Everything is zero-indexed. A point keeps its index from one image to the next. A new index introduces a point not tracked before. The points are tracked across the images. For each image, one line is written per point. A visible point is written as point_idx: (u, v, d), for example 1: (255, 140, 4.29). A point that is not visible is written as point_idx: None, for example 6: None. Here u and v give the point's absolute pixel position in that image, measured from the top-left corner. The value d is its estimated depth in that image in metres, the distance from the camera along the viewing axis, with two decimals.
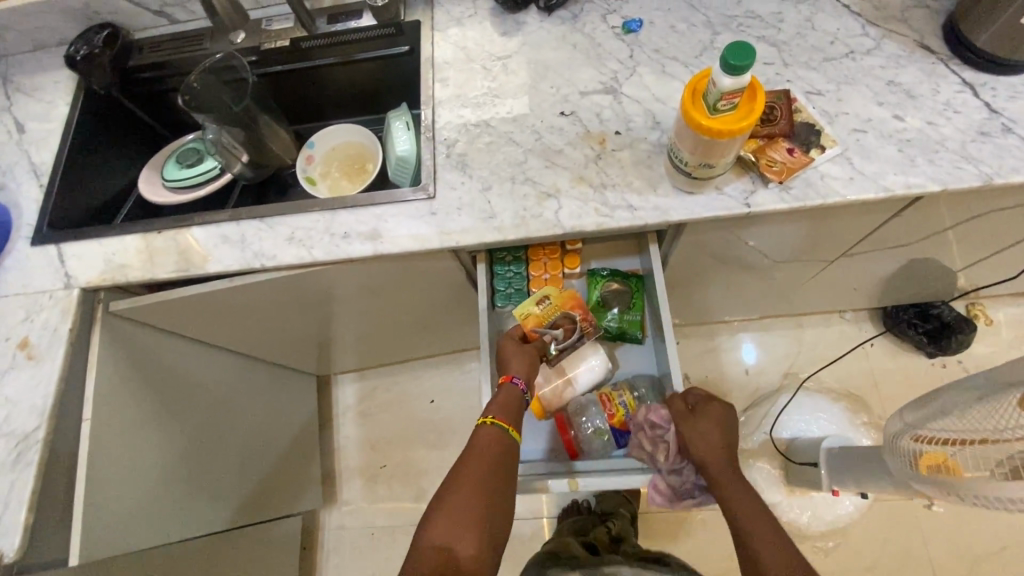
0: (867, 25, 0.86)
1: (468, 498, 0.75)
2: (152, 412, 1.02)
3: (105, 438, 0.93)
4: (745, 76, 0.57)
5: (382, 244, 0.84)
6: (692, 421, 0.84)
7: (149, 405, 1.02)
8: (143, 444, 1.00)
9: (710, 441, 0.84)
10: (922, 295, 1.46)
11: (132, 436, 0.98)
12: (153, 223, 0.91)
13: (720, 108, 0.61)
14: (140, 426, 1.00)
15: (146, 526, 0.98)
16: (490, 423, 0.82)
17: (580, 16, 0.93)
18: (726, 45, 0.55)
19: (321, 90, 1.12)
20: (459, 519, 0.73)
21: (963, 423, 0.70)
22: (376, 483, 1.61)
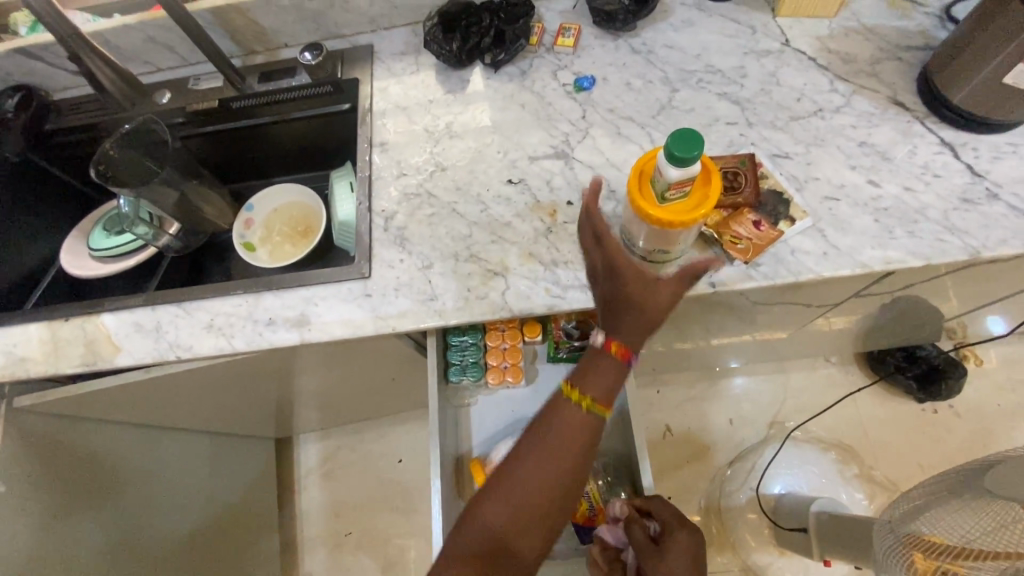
0: (835, 80, 0.80)
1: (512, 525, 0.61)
2: (65, 514, 0.93)
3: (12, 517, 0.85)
4: (694, 165, 0.50)
5: (310, 332, 0.75)
6: (645, 548, 0.71)
7: (60, 507, 0.92)
8: (60, 546, 0.91)
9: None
10: (909, 339, 1.39)
11: (43, 539, 0.89)
12: (60, 308, 0.82)
13: (669, 195, 0.54)
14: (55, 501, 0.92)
15: None
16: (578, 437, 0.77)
17: (529, 72, 0.86)
18: (672, 133, 0.49)
19: (261, 148, 1.04)
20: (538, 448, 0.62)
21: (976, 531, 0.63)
22: (340, 553, 1.49)
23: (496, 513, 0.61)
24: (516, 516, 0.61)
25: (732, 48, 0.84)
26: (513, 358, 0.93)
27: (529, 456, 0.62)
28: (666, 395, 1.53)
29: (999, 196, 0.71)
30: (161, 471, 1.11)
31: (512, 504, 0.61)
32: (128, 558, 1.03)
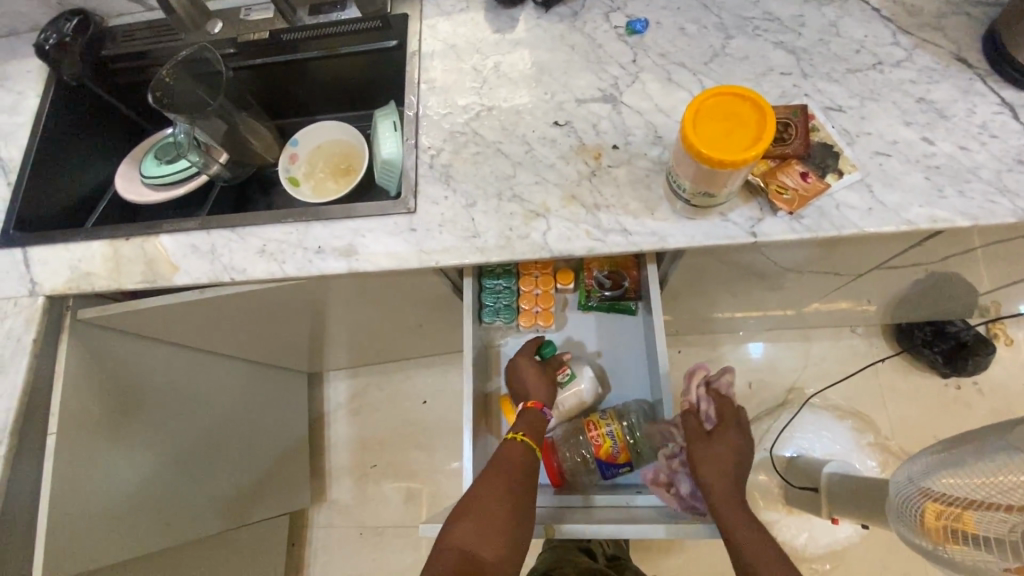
0: (897, 33, 0.77)
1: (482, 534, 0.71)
2: (115, 427, 0.98)
3: (72, 426, 0.90)
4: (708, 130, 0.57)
5: (357, 262, 0.78)
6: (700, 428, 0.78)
7: (109, 422, 0.97)
8: (118, 451, 0.99)
9: (711, 454, 0.76)
10: (939, 313, 1.38)
11: (103, 445, 0.96)
12: (121, 228, 0.86)
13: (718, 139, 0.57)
14: (103, 415, 0.96)
15: (121, 496, 0.99)
16: (518, 439, 0.81)
17: (581, 13, 0.85)
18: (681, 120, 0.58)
19: (307, 83, 1.05)
20: (490, 494, 0.74)
21: (987, 485, 0.65)
22: (366, 483, 1.58)
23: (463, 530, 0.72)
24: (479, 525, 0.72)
25: None
26: (544, 303, 0.96)
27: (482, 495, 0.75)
28: (687, 356, 1.55)
29: None
30: (202, 392, 1.17)
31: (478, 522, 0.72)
32: (172, 468, 1.11)
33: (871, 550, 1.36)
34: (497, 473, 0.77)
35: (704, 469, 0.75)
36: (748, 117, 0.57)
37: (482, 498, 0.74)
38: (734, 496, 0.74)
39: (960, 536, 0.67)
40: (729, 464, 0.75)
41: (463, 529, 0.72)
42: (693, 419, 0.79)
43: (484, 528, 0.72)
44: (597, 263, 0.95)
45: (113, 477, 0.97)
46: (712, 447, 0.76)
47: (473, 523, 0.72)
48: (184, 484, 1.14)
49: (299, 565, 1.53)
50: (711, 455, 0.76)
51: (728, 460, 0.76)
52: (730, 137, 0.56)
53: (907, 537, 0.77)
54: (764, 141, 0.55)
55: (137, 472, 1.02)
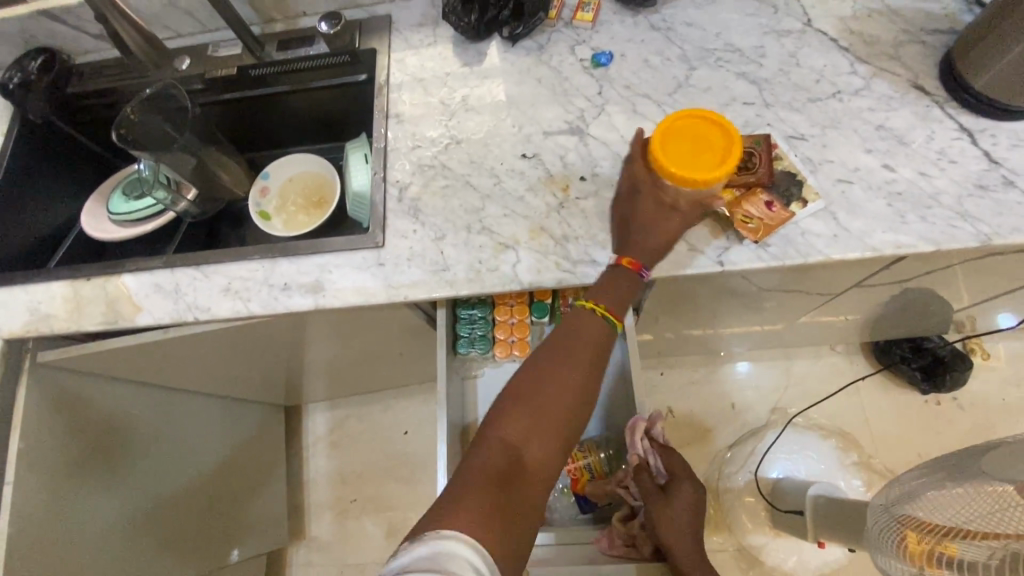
0: (855, 63, 0.79)
1: (533, 427, 0.61)
2: (80, 462, 0.95)
3: (30, 478, 0.87)
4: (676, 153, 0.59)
5: (324, 298, 0.77)
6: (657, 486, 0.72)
7: (76, 454, 0.94)
8: (79, 498, 0.94)
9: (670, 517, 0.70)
10: (916, 330, 1.39)
11: (58, 491, 0.91)
12: (82, 268, 0.84)
13: (687, 159, 0.59)
14: (66, 456, 0.92)
15: (84, 542, 0.95)
16: (600, 313, 0.67)
17: (547, 47, 0.86)
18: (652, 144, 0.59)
19: (277, 116, 1.05)
20: (550, 355, 0.65)
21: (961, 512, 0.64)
22: (346, 518, 1.53)
23: (515, 425, 0.61)
24: (535, 423, 0.62)
25: (752, 27, 0.83)
26: (520, 332, 0.95)
27: (534, 389, 0.63)
28: (670, 377, 1.54)
29: (1015, 183, 0.70)
30: (172, 435, 1.13)
31: (525, 421, 0.61)
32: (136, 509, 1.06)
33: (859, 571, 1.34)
34: (565, 360, 0.65)
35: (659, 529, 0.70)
36: (715, 138, 0.59)
37: (536, 373, 0.63)
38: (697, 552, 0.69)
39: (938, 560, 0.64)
40: (687, 521, 0.71)
41: (514, 422, 0.60)
42: (645, 478, 0.74)
43: (536, 389, 0.62)
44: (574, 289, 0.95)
45: (77, 520, 0.94)
46: (667, 506, 0.72)
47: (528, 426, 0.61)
48: (153, 526, 1.09)
49: None
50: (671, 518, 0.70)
51: (686, 518, 0.71)
52: (694, 158, 0.59)
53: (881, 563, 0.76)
54: (728, 164, 0.58)
55: (97, 521, 0.97)
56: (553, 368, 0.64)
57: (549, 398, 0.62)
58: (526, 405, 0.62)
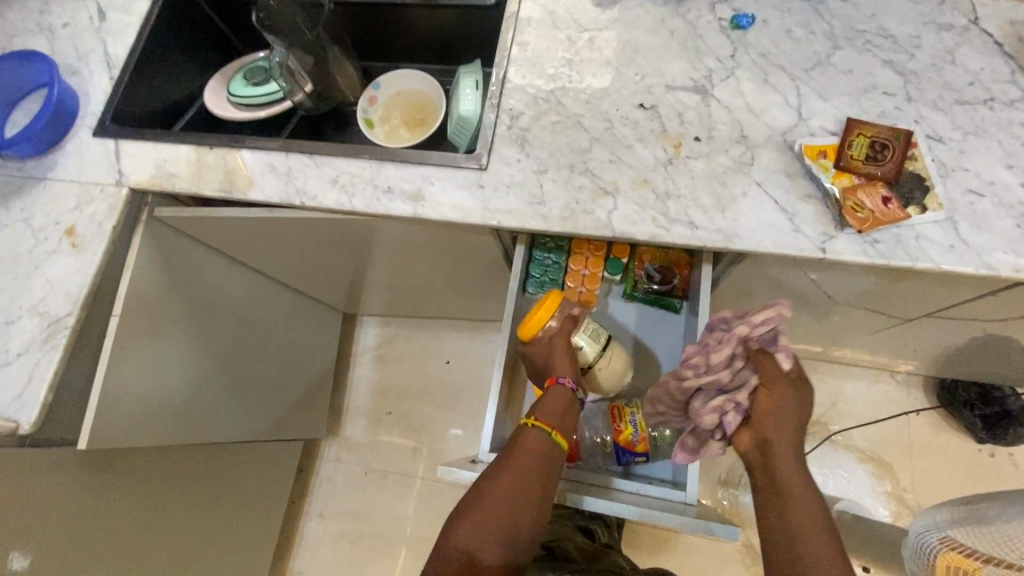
0: (1017, 71, 0.74)
1: (488, 536, 0.70)
2: (167, 318, 1.03)
3: (134, 320, 0.96)
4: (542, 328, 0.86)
5: (423, 207, 0.80)
6: (776, 396, 0.72)
7: (166, 308, 1.02)
8: (167, 349, 1.04)
9: (784, 430, 0.71)
10: (990, 377, 1.32)
11: (148, 338, 1.00)
12: (207, 137, 0.90)
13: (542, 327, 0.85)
14: (163, 307, 1.01)
15: (161, 387, 1.04)
16: (533, 425, 0.77)
17: (686, 0, 0.84)
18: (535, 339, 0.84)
19: (398, 29, 1.07)
20: (516, 473, 0.73)
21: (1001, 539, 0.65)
22: (379, 428, 1.63)
23: (469, 533, 0.71)
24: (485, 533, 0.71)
25: (912, 15, 0.78)
26: (590, 284, 0.97)
27: (490, 492, 0.72)
28: None
29: None
30: (246, 312, 1.22)
31: (484, 532, 0.70)
32: (203, 371, 1.15)
33: None
34: (519, 471, 0.74)
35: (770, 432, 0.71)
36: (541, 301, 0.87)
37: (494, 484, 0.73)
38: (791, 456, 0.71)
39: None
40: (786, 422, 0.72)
41: (472, 534, 0.70)
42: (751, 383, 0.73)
43: (493, 496, 0.72)
44: (652, 254, 0.97)
45: (157, 367, 1.03)
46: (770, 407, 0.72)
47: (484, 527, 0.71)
48: (215, 392, 1.19)
49: (303, 491, 1.61)
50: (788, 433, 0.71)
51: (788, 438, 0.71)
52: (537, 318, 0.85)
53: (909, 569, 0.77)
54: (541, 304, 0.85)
55: (171, 374, 1.06)
56: (517, 489, 0.73)
57: (499, 503, 0.72)
58: (480, 510, 0.71)
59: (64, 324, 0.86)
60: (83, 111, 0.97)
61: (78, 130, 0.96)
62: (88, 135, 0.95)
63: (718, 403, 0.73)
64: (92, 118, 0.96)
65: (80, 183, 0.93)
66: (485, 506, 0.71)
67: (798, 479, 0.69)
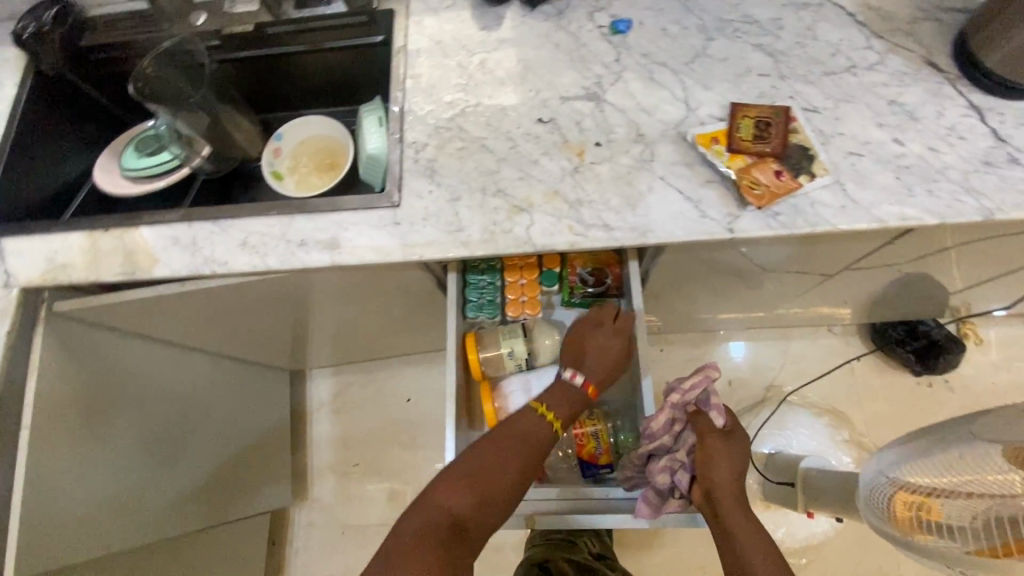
0: (871, 38, 0.80)
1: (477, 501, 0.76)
2: (85, 413, 0.95)
3: (48, 426, 0.88)
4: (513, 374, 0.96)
5: (340, 255, 0.78)
6: (707, 449, 0.81)
7: (79, 404, 0.93)
8: (96, 452, 0.97)
9: (722, 477, 0.80)
10: (913, 314, 1.42)
11: (66, 436, 0.91)
12: (100, 220, 0.85)
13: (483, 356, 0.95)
14: (78, 404, 0.93)
15: (91, 494, 0.95)
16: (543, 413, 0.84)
17: (566, 12, 0.87)
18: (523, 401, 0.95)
19: (290, 77, 1.05)
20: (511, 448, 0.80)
21: (945, 473, 0.68)
22: (348, 481, 1.57)
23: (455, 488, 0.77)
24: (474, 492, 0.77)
25: None
26: (530, 292, 0.98)
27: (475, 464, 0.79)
28: (669, 354, 1.57)
29: (1021, 160, 0.72)
30: (185, 391, 1.15)
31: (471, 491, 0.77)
32: (138, 467, 1.06)
33: (846, 541, 1.39)
34: (517, 446, 0.80)
35: (715, 483, 0.79)
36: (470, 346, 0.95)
37: (490, 458, 0.78)
38: (734, 498, 0.79)
39: (930, 528, 0.67)
40: (727, 473, 0.80)
41: (461, 487, 0.77)
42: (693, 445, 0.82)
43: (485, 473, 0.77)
44: (583, 258, 0.99)
45: (79, 469, 0.93)
46: (715, 461, 0.80)
47: (473, 487, 0.77)
48: (156, 484, 1.10)
49: (279, 566, 1.52)
50: (725, 481, 0.80)
51: (731, 488, 0.79)
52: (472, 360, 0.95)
53: (871, 521, 0.79)
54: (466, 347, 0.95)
55: (99, 472, 0.97)
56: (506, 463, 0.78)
57: (491, 472, 0.78)
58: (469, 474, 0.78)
59: None
60: None
61: None
62: None
63: (666, 462, 0.81)
64: None
65: None
66: (470, 470, 0.78)
67: (745, 525, 0.77)
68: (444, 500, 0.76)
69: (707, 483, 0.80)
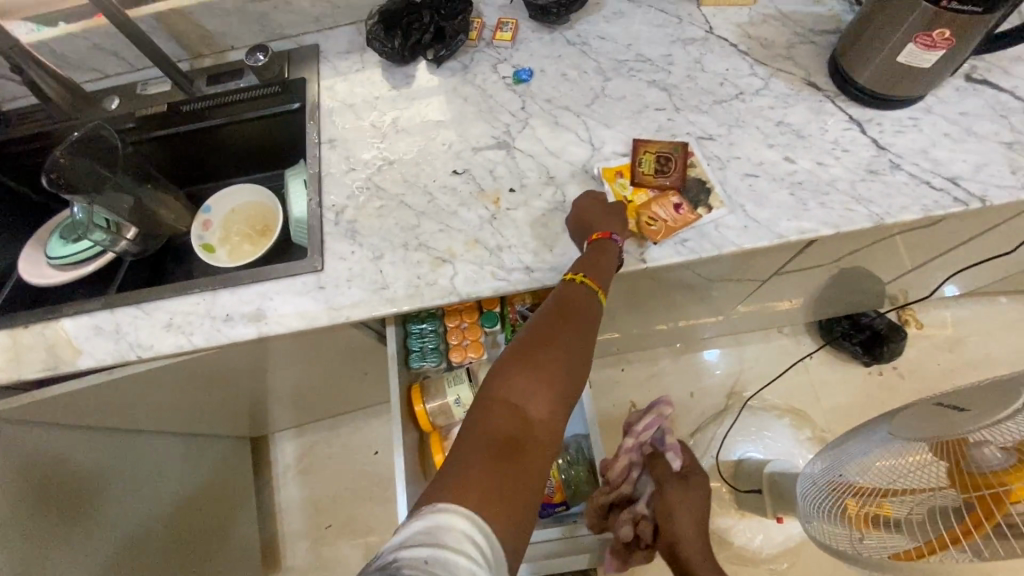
0: (754, 65, 0.85)
1: (537, 391, 0.61)
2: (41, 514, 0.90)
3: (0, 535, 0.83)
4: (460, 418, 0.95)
5: (268, 325, 0.78)
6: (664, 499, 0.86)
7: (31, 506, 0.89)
8: (63, 553, 0.92)
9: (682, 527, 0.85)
10: (853, 308, 1.47)
11: (27, 541, 0.87)
12: (18, 316, 0.83)
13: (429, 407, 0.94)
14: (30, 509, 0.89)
15: None
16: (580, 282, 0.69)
17: (470, 66, 0.90)
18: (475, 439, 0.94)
19: (213, 148, 1.06)
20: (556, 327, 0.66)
21: (877, 476, 0.70)
22: (321, 544, 1.52)
23: (516, 388, 0.61)
24: (535, 380, 0.62)
25: (660, 37, 0.89)
26: (472, 335, 0.98)
27: (534, 346, 0.64)
28: (629, 373, 1.59)
29: (901, 166, 0.77)
30: (143, 477, 1.13)
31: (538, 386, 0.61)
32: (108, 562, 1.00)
33: None
34: (565, 321, 0.66)
35: (677, 524, 0.85)
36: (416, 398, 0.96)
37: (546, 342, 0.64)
38: (694, 538, 0.85)
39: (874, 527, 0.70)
40: (688, 512, 0.86)
41: (523, 386, 0.61)
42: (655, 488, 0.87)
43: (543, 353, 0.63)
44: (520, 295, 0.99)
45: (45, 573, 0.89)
46: (677, 500, 0.86)
47: (531, 377, 0.61)
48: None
49: None
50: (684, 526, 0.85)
51: (691, 527, 0.85)
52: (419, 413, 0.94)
53: (822, 535, 0.80)
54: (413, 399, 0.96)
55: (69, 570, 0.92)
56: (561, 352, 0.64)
57: (552, 367, 0.63)
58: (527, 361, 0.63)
59: None
60: None
61: None
62: None
63: (629, 514, 0.84)
64: None
65: None
66: (534, 369, 0.62)
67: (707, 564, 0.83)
68: (502, 407, 0.60)
69: (669, 529, 0.85)
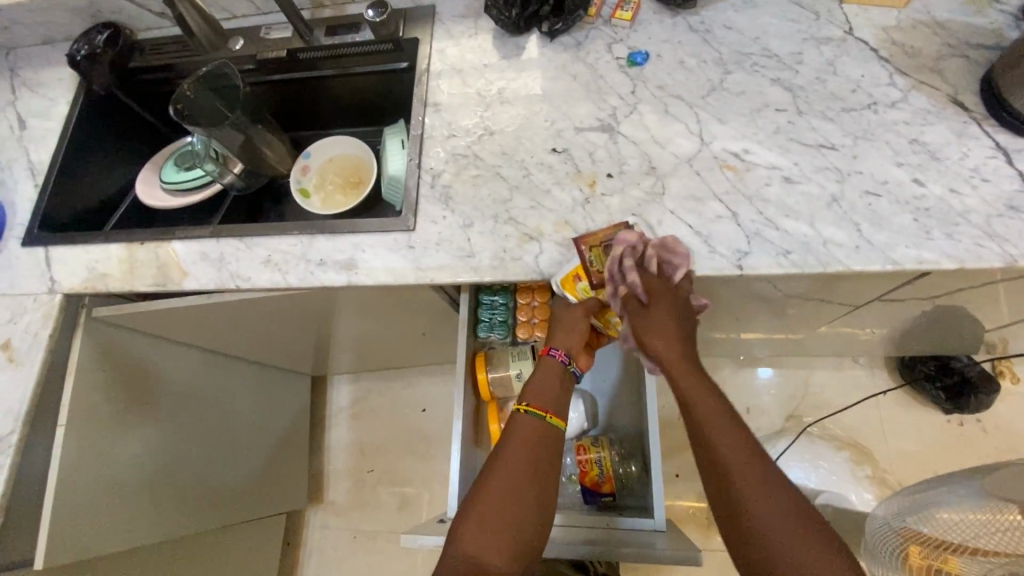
0: (894, 74, 0.79)
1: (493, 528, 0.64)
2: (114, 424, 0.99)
3: (81, 430, 0.93)
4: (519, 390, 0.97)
5: (357, 275, 0.81)
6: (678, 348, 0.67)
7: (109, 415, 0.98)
8: (122, 465, 1.01)
9: (701, 392, 0.65)
10: (943, 349, 1.37)
11: (98, 449, 0.96)
12: (137, 233, 0.91)
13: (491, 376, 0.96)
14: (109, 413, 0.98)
15: (117, 500, 1.00)
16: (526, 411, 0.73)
17: (584, 43, 0.88)
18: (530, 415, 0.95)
19: (319, 96, 1.11)
20: (514, 464, 0.69)
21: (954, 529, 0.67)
22: (362, 487, 1.60)
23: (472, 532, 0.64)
24: (491, 515, 0.65)
25: (791, 33, 0.83)
26: (541, 314, 0.97)
27: (489, 485, 0.68)
28: None
29: None
30: (212, 399, 1.21)
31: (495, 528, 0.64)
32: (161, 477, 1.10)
33: None
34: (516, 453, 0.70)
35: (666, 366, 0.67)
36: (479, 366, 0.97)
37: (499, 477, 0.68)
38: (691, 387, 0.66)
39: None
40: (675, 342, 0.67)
41: (475, 530, 0.64)
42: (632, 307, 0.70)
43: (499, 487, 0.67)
44: None
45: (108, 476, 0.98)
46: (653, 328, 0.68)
47: (486, 518, 0.65)
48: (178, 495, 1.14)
49: (291, 567, 1.56)
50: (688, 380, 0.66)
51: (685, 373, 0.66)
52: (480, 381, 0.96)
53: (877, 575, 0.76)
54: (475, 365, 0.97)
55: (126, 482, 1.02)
56: (517, 487, 0.67)
57: (508, 502, 0.65)
58: (485, 501, 0.66)
59: (6, 443, 0.84)
60: (11, 222, 0.96)
61: (7, 241, 0.95)
62: (18, 246, 0.95)
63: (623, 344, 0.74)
64: (21, 228, 0.96)
65: (13, 294, 0.92)
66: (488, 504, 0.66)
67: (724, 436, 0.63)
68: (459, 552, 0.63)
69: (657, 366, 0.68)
